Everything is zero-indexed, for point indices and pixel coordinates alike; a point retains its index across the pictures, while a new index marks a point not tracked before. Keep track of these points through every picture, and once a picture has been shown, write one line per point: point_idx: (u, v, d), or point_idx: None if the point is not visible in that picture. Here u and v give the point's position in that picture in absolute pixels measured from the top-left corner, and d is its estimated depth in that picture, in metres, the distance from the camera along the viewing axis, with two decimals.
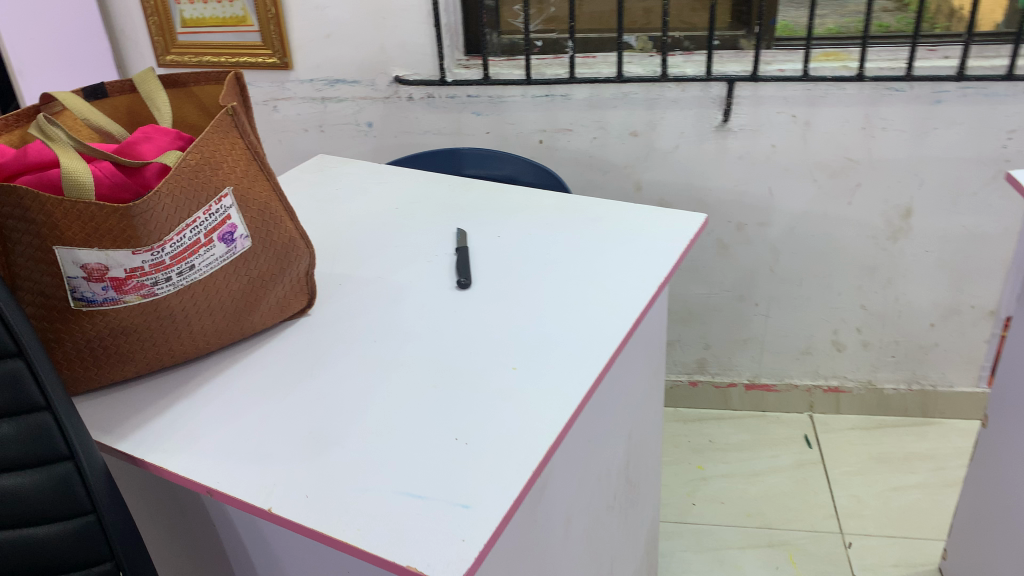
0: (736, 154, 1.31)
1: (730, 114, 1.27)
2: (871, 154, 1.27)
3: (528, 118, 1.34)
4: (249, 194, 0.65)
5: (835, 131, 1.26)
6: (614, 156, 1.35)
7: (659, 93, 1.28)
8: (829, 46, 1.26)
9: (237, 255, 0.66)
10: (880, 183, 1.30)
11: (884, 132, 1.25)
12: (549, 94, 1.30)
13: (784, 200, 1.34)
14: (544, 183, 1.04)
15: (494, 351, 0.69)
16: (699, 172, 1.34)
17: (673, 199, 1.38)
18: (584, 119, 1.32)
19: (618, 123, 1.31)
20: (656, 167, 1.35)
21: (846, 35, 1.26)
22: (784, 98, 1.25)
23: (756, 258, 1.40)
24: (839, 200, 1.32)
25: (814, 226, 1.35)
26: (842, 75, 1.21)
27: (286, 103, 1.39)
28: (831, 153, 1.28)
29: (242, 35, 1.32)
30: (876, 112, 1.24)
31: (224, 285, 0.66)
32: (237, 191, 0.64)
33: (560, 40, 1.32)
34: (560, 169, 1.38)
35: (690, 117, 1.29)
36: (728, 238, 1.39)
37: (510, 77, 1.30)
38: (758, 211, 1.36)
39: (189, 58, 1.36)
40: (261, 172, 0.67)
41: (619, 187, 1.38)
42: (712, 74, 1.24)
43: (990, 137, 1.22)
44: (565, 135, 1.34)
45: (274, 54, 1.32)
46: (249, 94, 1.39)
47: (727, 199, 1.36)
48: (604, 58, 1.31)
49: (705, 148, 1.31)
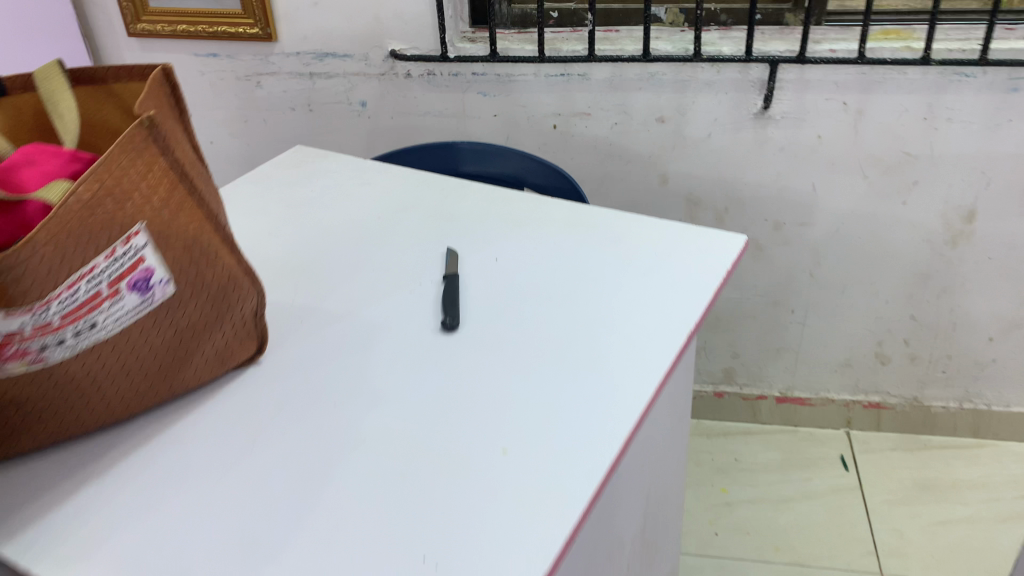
0: (777, 146, 1.15)
1: (772, 101, 1.11)
2: (932, 149, 1.11)
3: (542, 100, 1.18)
4: (170, 228, 0.51)
5: (892, 121, 1.10)
6: (638, 145, 1.20)
7: (691, 75, 1.11)
8: (889, 22, 1.09)
9: (157, 305, 0.52)
10: (941, 182, 1.14)
11: (948, 124, 1.09)
12: (565, 73, 1.15)
13: (830, 198, 1.18)
14: (555, 185, 0.90)
15: (483, 422, 0.55)
16: (733, 165, 1.18)
17: (703, 195, 1.22)
18: (605, 102, 1.16)
19: (643, 108, 1.15)
20: (685, 158, 1.19)
21: (909, 10, 1.09)
22: (834, 82, 1.08)
23: (795, 262, 1.26)
24: (892, 199, 1.17)
25: (862, 228, 1.20)
26: (904, 58, 1.04)
27: (271, 80, 1.24)
28: (886, 146, 1.12)
29: (219, 2, 1.16)
30: (941, 101, 1.07)
31: (140, 342, 0.52)
32: (152, 227, 0.50)
33: (579, 11, 1.16)
34: (576, 158, 1.23)
35: (725, 101, 1.13)
36: (763, 239, 1.24)
37: (521, 54, 1.14)
38: (799, 210, 1.20)
39: (162, 27, 1.21)
40: (189, 198, 0.53)
41: (642, 180, 1.23)
42: (752, 56, 1.07)
43: None
44: (582, 120, 1.19)
45: (255, 23, 1.17)
46: (229, 68, 1.24)
47: (764, 196, 1.20)
48: (629, 34, 1.16)
49: (742, 138, 1.16)
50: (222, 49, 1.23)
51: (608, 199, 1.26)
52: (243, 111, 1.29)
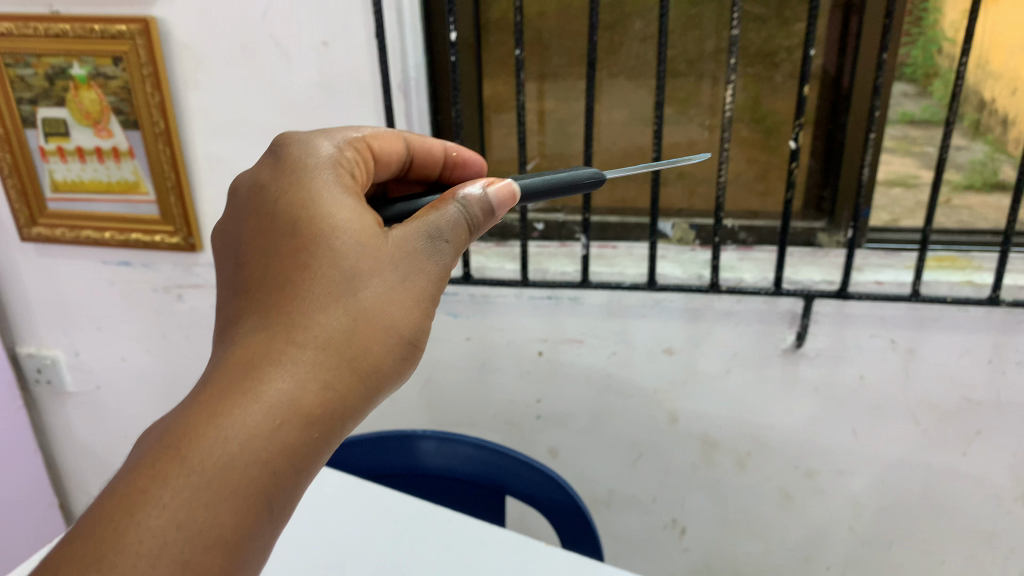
0: (809, 386, 1.00)
1: (805, 336, 0.97)
2: (998, 396, 0.96)
3: (525, 325, 1.02)
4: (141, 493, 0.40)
5: (949, 364, 0.96)
6: (640, 378, 1.04)
7: (705, 303, 0.97)
8: (943, 248, 0.99)
9: (196, 529, 0.40)
10: (1007, 432, 0.98)
11: (1017, 368, 0.94)
12: (553, 297, 1.00)
13: (876, 445, 1.02)
14: (542, 488, 0.79)
15: None
16: (754, 406, 1.03)
17: (720, 436, 1.06)
18: (600, 329, 1.01)
19: (648, 338, 1.01)
20: (698, 394, 1.03)
21: (963, 234, 1.00)
22: (880, 318, 0.95)
23: (832, 517, 1.08)
24: (952, 449, 1.00)
25: (911, 478, 1.03)
26: (967, 297, 0.91)
27: (193, 292, 1.08)
28: (944, 392, 0.98)
29: (133, 204, 1.03)
30: (1008, 342, 0.93)
31: (227, 503, 0.41)
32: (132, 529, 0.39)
33: (568, 222, 1.04)
34: (569, 389, 1.06)
35: (747, 335, 0.98)
36: (794, 487, 1.07)
37: (502, 276, 0.98)
38: (838, 458, 1.04)
39: (62, 230, 1.06)
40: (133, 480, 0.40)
41: (647, 416, 1.06)
42: (782, 288, 0.92)
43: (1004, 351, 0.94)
44: (573, 346, 1.03)
45: (176, 231, 1.03)
46: (145, 279, 1.08)
47: (794, 442, 1.05)
48: (627, 249, 1.02)
49: (767, 374, 1.00)
50: (135, 256, 1.07)
51: (604, 436, 1.09)
52: (161, 325, 1.11)
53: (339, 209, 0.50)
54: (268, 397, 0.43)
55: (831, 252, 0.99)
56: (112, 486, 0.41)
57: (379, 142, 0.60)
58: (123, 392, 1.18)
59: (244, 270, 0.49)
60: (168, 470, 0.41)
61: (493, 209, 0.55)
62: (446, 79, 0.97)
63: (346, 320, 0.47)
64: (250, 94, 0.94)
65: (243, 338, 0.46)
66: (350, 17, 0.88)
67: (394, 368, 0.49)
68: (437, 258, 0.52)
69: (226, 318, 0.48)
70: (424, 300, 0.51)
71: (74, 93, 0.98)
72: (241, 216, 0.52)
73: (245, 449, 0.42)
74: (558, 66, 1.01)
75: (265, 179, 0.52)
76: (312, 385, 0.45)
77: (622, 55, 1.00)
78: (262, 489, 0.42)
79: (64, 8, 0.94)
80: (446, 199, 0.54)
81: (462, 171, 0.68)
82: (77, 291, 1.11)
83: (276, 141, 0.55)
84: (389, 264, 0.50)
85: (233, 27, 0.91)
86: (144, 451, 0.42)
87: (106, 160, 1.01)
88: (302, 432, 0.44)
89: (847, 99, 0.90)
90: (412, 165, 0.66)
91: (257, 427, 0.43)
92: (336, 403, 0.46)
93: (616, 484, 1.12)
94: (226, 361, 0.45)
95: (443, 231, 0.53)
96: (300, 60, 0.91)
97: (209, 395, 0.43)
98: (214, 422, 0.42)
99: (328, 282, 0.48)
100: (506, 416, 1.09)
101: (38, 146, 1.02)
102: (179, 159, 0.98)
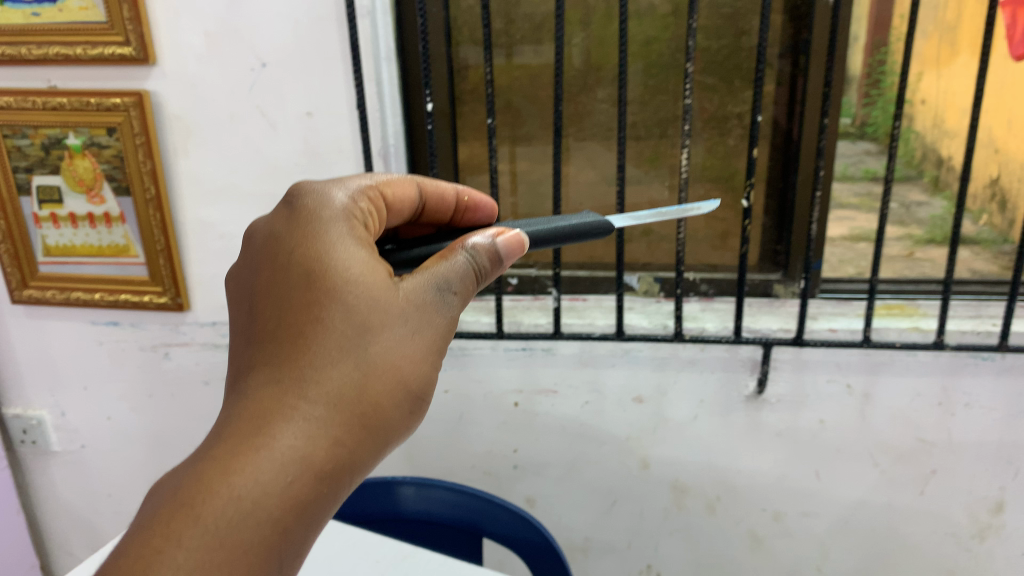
0: (772, 430, 1.05)
1: (766, 382, 1.02)
2: (950, 436, 1.02)
3: (501, 376, 1.07)
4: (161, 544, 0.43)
5: (902, 407, 1.01)
6: (612, 426, 1.08)
7: (671, 352, 1.03)
8: (892, 297, 1.06)
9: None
10: (961, 471, 1.03)
11: (966, 409, 1.00)
12: (527, 348, 1.05)
13: (839, 487, 1.07)
14: (515, 528, 0.85)
15: None
16: (722, 450, 1.08)
17: (691, 481, 1.10)
18: (573, 379, 1.06)
19: (618, 387, 1.05)
20: (668, 441, 1.08)
21: (910, 285, 1.07)
22: (836, 363, 1.01)
23: (800, 559, 1.12)
24: (910, 489, 1.05)
25: (874, 518, 1.08)
26: (914, 341, 0.97)
27: (180, 350, 1.12)
28: (899, 434, 1.03)
29: (123, 266, 1.07)
30: (957, 385, 0.99)
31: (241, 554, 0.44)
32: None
33: (540, 277, 1.10)
34: (544, 439, 1.10)
35: (712, 382, 1.03)
36: (762, 530, 1.11)
37: (478, 329, 1.03)
38: (803, 500, 1.09)
39: (52, 292, 1.10)
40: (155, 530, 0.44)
41: (620, 463, 1.10)
42: (741, 336, 0.98)
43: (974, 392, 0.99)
44: (547, 397, 1.07)
45: (164, 292, 1.07)
46: (133, 338, 1.12)
47: (761, 486, 1.09)
48: (597, 302, 1.08)
49: (733, 420, 1.05)
50: (124, 316, 1.11)
51: (579, 484, 1.12)
52: (147, 382, 1.15)
53: (351, 263, 0.53)
54: (279, 451, 0.47)
55: (787, 302, 1.05)
56: (131, 535, 0.44)
57: (392, 189, 0.64)
58: (108, 450, 1.21)
59: (259, 323, 0.53)
60: (184, 521, 0.44)
61: (501, 258, 0.58)
62: (423, 145, 1.03)
63: (354, 374, 0.51)
64: (237, 161, 1.00)
65: (256, 391, 0.49)
66: (333, 89, 0.95)
67: (400, 420, 0.53)
68: (445, 309, 0.55)
69: (241, 369, 0.52)
70: (430, 351, 0.54)
71: (68, 162, 1.03)
72: (257, 269, 0.55)
73: (258, 501, 0.45)
74: (527, 131, 1.08)
75: (281, 232, 0.56)
76: (322, 439, 0.48)
77: (587, 121, 1.07)
78: (273, 539, 0.46)
79: (62, 83, 0.99)
80: (455, 248, 0.57)
81: (473, 213, 0.71)
82: (65, 352, 1.14)
83: (293, 192, 0.59)
84: (399, 317, 0.53)
85: (221, 99, 0.97)
86: (162, 500, 0.46)
87: (97, 225, 1.06)
88: (311, 484, 0.47)
89: (795, 160, 0.97)
90: (424, 210, 0.70)
91: (269, 480, 0.46)
92: (343, 455, 0.49)
93: (591, 532, 1.15)
94: (240, 412, 0.48)
95: (452, 282, 0.56)
96: (285, 129, 0.98)
97: (223, 447, 0.47)
98: (228, 475, 0.46)
99: (338, 337, 0.51)
100: (484, 467, 1.13)
101: (32, 212, 1.06)
102: (169, 224, 1.03)
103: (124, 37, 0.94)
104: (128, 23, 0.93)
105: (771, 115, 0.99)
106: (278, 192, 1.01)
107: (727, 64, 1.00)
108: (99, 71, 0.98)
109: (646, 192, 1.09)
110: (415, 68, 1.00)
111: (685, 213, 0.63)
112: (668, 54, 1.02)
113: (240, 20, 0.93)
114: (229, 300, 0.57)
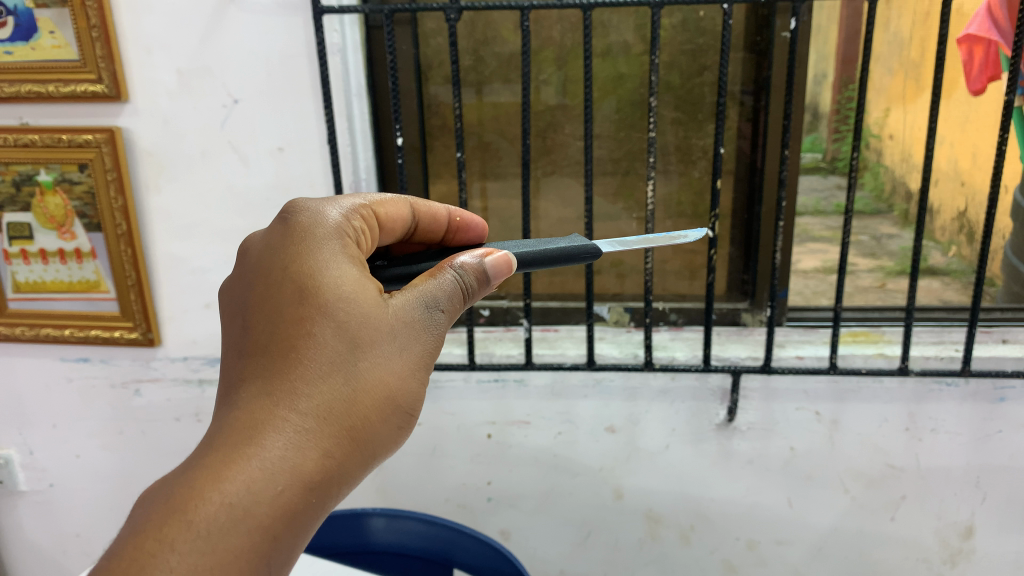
0: (744, 459, 1.06)
1: (736, 410, 1.03)
2: (918, 461, 1.03)
3: (474, 408, 1.07)
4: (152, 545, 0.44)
5: (871, 433, 1.03)
6: (585, 457, 1.08)
7: (642, 381, 1.04)
8: (858, 325, 1.09)
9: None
10: (930, 496, 1.05)
11: (933, 434, 1.02)
12: (499, 379, 1.05)
13: (811, 514, 1.08)
14: (488, 560, 0.85)
15: None
16: (695, 479, 1.08)
17: (664, 512, 1.10)
18: (546, 409, 1.07)
19: (591, 417, 1.06)
20: (641, 471, 1.08)
21: (874, 314, 1.09)
22: (804, 391, 1.02)
23: None
24: (880, 515, 1.06)
25: (847, 545, 1.08)
26: (879, 367, 0.99)
27: (151, 386, 1.11)
28: (869, 460, 1.04)
29: (94, 302, 1.07)
30: (923, 411, 1.01)
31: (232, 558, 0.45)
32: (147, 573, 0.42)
33: (512, 308, 1.12)
34: (517, 471, 1.10)
35: (683, 411, 1.05)
36: (736, 558, 1.11)
37: (450, 360, 1.04)
38: (777, 528, 1.09)
39: (22, 329, 1.09)
40: (152, 531, 0.44)
41: (594, 494, 1.10)
42: (710, 364, 0.99)
43: (917, 422, 1.01)
44: (520, 428, 1.08)
45: (135, 327, 1.06)
46: (104, 375, 1.11)
47: (734, 514, 1.09)
48: (568, 332, 1.10)
49: (704, 449, 1.06)
50: (94, 353, 1.10)
51: (554, 517, 1.12)
52: (118, 420, 1.14)
53: (343, 280, 0.54)
54: (269, 461, 0.47)
55: (755, 330, 1.07)
56: (122, 541, 0.45)
57: (386, 209, 0.65)
58: (76, 489, 1.19)
59: (250, 337, 0.53)
60: (177, 527, 0.44)
61: (488, 277, 0.58)
62: (395, 179, 1.05)
63: (343, 390, 0.52)
64: (210, 197, 1.01)
65: (247, 404, 0.50)
66: (307, 127, 0.97)
67: (387, 436, 0.54)
68: (432, 327, 0.56)
69: (232, 382, 0.52)
70: (418, 368, 0.55)
71: (40, 198, 1.03)
72: (249, 283, 0.56)
73: (248, 508, 0.46)
74: (498, 166, 1.10)
75: (276, 245, 0.56)
76: (310, 451, 0.49)
77: (557, 155, 1.09)
78: (263, 546, 0.46)
79: (34, 120, 1.00)
80: (443, 267, 0.57)
81: (464, 233, 0.73)
82: (34, 389, 1.13)
83: (287, 209, 0.59)
84: (388, 334, 0.54)
85: (194, 134, 0.98)
86: (152, 508, 0.46)
87: (68, 261, 1.06)
88: (300, 495, 0.48)
89: (760, 190, 1.00)
90: (417, 230, 0.71)
91: (261, 489, 0.47)
92: (332, 468, 0.50)
93: (567, 564, 1.14)
94: (232, 422, 0.49)
95: (439, 300, 0.56)
96: (257, 164, 0.99)
97: (214, 457, 0.47)
98: (219, 482, 0.46)
99: (329, 352, 0.52)
100: (458, 500, 1.12)
101: (3, 249, 1.06)
102: (140, 258, 1.03)
103: (96, 74, 0.95)
104: (100, 61, 0.94)
105: (735, 148, 1.02)
106: (251, 226, 1.01)
107: (692, 100, 1.03)
108: (72, 108, 0.98)
109: (615, 225, 1.11)
110: (385, 104, 1.02)
111: (671, 240, 0.64)
112: (634, 90, 1.04)
113: (214, 57, 0.94)
114: (222, 313, 0.58)
